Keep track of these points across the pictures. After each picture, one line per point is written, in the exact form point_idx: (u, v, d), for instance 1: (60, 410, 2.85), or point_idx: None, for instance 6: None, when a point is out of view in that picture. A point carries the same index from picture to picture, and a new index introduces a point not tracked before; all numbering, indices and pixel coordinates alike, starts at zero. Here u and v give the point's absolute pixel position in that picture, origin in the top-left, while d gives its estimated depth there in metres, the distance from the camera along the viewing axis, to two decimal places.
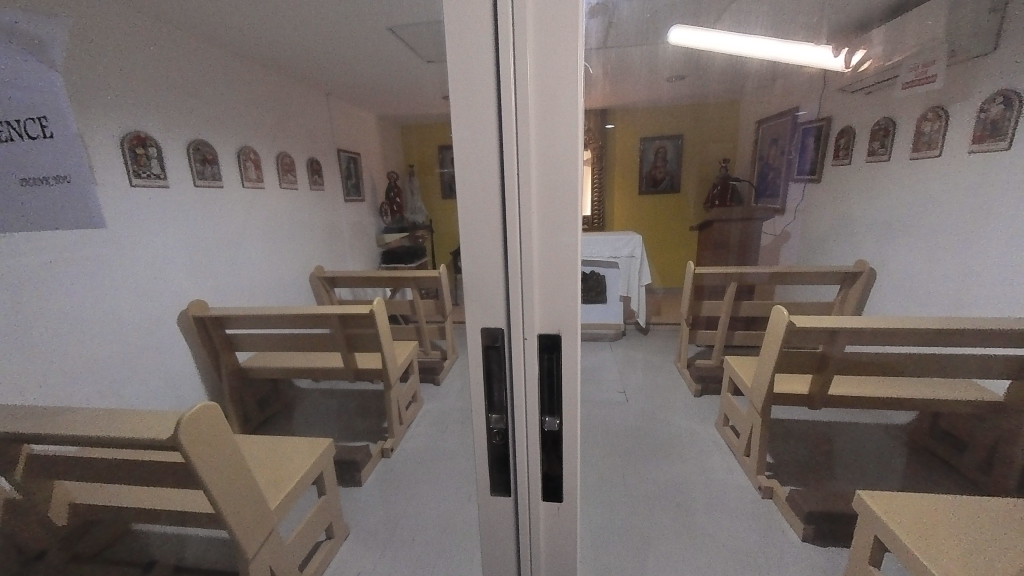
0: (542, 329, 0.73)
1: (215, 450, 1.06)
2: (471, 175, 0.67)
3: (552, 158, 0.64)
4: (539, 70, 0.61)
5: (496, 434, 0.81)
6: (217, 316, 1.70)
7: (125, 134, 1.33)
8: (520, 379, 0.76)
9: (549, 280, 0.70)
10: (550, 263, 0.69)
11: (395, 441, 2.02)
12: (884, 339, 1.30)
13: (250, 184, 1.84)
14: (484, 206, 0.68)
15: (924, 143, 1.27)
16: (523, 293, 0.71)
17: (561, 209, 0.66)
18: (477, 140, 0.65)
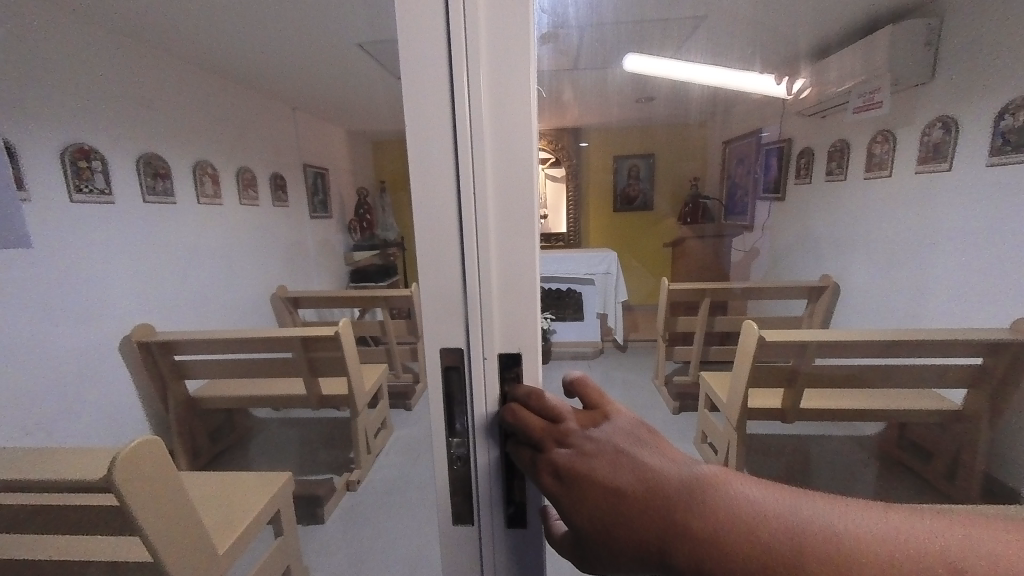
0: (504, 348, 0.69)
1: (155, 491, 0.94)
2: (425, 187, 0.63)
3: (507, 170, 0.62)
4: (492, 81, 0.59)
5: (457, 463, 0.76)
6: (163, 341, 1.55)
7: (65, 148, 1.31)
8: (482, 400, 0.71)
9: (508, 298, 0.67)
10: (508, 279, 0.66)
11: (361, 472, 1.88)
12: (844, 350, 1.35)
13: (205, 199, 1.70)
14: (442, 220, 0.64)
15: (875, 164, 1.32)
16: (482, 312, 0.67)
17: (517, 225, 0.64)
18: (433, 149, 0.62)
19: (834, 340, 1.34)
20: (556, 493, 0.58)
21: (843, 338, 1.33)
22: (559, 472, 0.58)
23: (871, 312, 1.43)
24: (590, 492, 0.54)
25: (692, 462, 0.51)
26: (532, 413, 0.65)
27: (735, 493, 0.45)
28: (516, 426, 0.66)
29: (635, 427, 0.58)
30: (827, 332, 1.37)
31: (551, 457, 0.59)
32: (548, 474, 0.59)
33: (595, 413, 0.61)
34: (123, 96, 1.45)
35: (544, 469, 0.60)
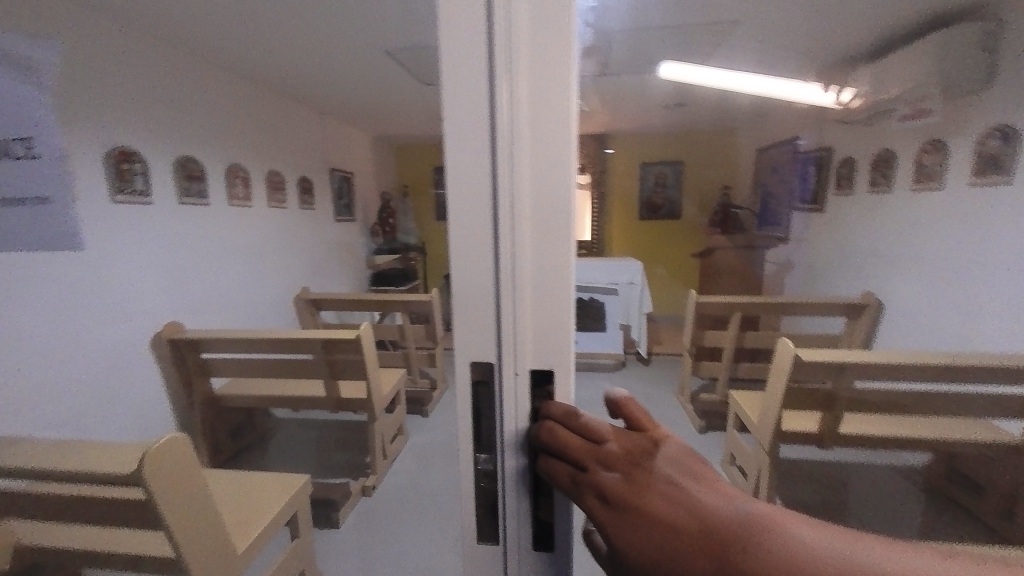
0: (534, 364, 0.66)
1: (181, 487, 0.95)
2: (461, 195, 0.62)
3: (544, 179, 0.60)
4: (533, 86, 0.58)
5: (483, 478, 0.73)
6: (190, 338, 1.56)
7: (108, 151, 1.40)
8: (509, 416, 0.68)
9: (541, 312, 0.64)
10: (542, 293, 0.63)
11: (377, 478, 1.85)
12: (891, 372, 1.25)
13: (237, 202, 1.71)
14: (475, 229, 0.62)
15: (925, 175, 1.28)
16: (514, 326, 0.65)
17: (552, 235, 0.61)
18: (469, 157, 0.60)
19: (871, 360, 1.25)
20: (599, 517, 0.58)
21: (889, 361, 1.23)
22: (607, 494, 0.58)
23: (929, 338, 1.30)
24: (639, 521, 0.54)
25: (744, 499, 0.52)
26: (570, 432, 0.64)
27: (791, 534, 0.45)
28: (552, 445, 0.65)
29: (683, 458, 0.59)
30: (868, 353, 1.27)
31: (595, 481, 0.59)
32: (591, 496, 0.60)
33: (643, 440, 0.60)
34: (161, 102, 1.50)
35: (587, 490, 0.60)
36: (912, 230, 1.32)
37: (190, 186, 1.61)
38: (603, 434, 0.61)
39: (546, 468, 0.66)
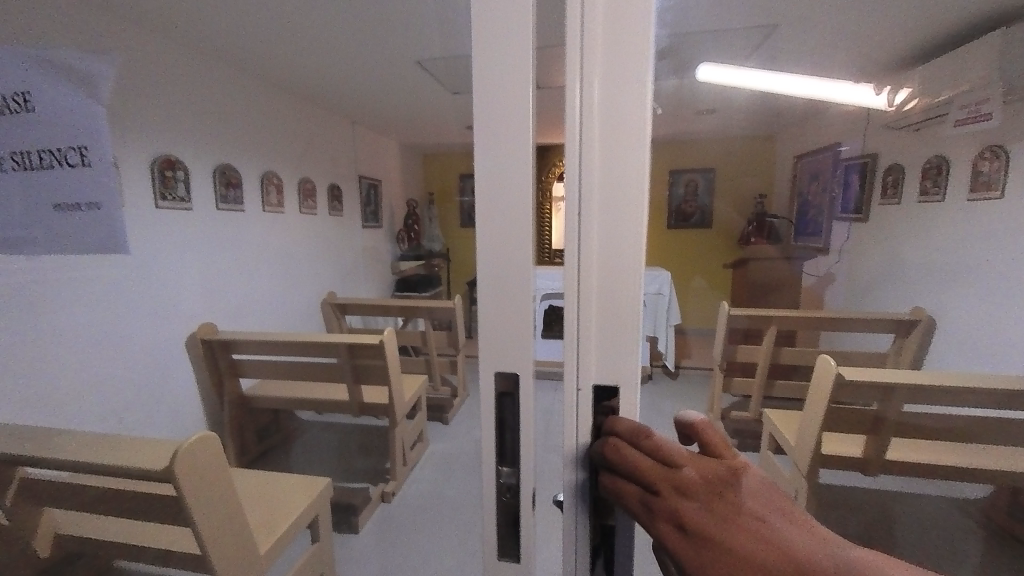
0: (598, 378, 0.62)
1: (208, 485, 0.96)
2: (503, 198, 0.59)
3: (612, 178, 0.56)
4: (606, 86, 0.54)
5: (505, 494, 0.70)
6: (223, 340, 1.60)
7: (154, 158, 1.41)
8: (567, 425, 0.64)
9: (606, 324, 0.60)
10: (609, 299, 0.59)
11: (396, 484, 1.76)
12: (950, 399, 1.15)
13: (270, 208, 1.84)
14: (511, 235, 0.60)
15: (982, 183, 1.20)
16: (578, 338, 0.61)
17: (621, 244, 0.57)
18: (508, 162, 0.58)
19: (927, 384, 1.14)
20: (674, 551, 0.51)
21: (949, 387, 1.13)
22: (683, 527, 0.50)
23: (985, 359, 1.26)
24: (723, 562, 0.47)
25: (852, 557, 0.43)
26: (642, 452, 0.57)
27: None
28: (619, 463, 0.58)
29: (775, 495, 0.50)
30: (920, 375, 1.18)
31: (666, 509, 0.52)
32: (664, 526, 0.53)
33: (723, 466, 0.51)
34: (205, 112, 1.57)
35: (659, 519, 0.53)
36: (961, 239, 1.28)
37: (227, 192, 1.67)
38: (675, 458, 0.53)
39: (612, 488, 0.60)
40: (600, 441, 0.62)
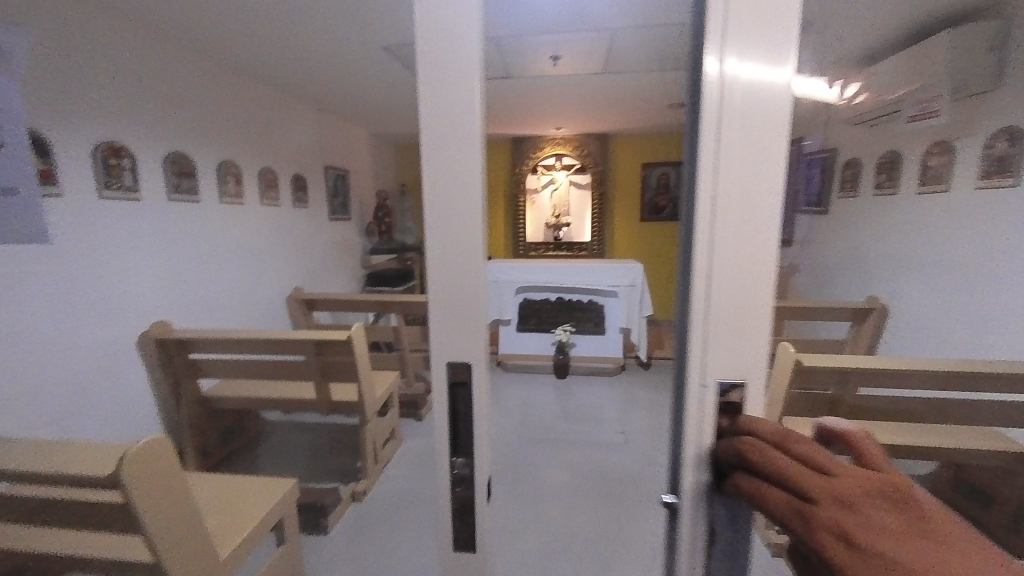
0: (723, 372, 0.51)
1: (162, 487, 0.84)
2: (449, 134, 0.45)
3: (756, 120, 0.46)
4: (741, 8, 0.45)
5: (456, 484, 0.54)
6: (179, 339, 1.43)
7: (97, 144, 1.25)
8: (688, 422, 0.53)
9: (738, 304, 0.49)
10: (740, 274, 0.49)
11: (367, 483, 1.63)
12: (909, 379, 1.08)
13: (227, 199, 1.72)
14: (461, 183, 0.46)
15: (936, 177, 1.09)
16: (700, 322, 0.51)
17: (759, 207, 0.47)
18: (453, 86, 0.44)
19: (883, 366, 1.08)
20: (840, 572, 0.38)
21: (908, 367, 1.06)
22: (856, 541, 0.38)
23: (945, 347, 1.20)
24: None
25: None
26: (786, 455, 0.45)
27: None
28: (756, 466, 0.46)
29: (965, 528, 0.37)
30: (880, 359, 1.10)
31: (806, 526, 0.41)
32: (827, 542, 0.39)
33: (893, 477, 0.39)
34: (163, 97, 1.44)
35: (816, 533, 0.40)
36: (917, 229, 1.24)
37: (178, 181, 1.53)
38: (827, 460, 0.42)
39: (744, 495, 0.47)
40: (728, 440, 0.50)
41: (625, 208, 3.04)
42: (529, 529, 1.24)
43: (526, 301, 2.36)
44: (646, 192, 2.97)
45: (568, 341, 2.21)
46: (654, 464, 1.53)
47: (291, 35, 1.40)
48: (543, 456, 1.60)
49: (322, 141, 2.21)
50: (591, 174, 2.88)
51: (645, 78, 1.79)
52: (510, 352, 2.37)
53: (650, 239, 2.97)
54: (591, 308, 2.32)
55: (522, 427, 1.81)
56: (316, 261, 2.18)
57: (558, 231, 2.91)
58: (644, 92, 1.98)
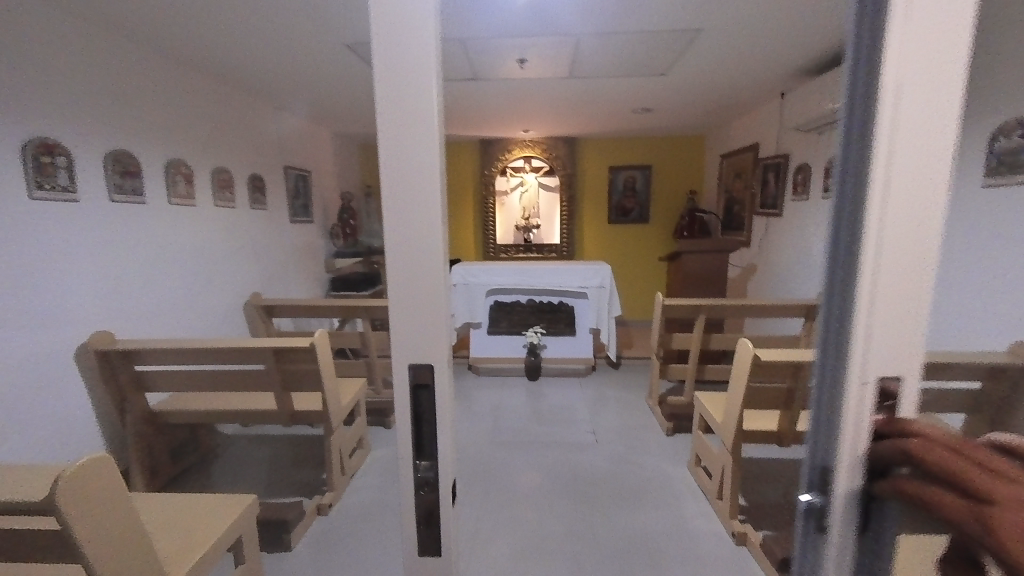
0: (883, 363, 0.32)
1: (121, 512, 0.64)
2: (402, 111, 0.40)
3: None
4: None
5: (419, 489, 0.47)
6: (122, 350, 1.23)
7: (27, 139, 1.10)
8: (852, 345, 0.32)
9: (913, 260, 0.31)
10: (925, 208, 0.30)
11: (334, 495, 1.43)
12: None
13: (178, 199, 1.58)
14: (417, 167, 0.40)
15: None
16: (864, 280, 0.31)
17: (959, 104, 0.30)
18: (406, 58, 0.39)
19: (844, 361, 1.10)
20: None
21: None
22: None
23: None
24: None
25: None
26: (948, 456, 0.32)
27: None
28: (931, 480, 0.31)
29: None
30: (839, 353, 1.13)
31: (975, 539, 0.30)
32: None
33: None
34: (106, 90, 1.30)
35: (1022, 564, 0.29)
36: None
37: (122, 182, 1.37)
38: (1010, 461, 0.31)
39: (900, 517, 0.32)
40: (885, 448, 0.33)
41: (594, 210, 3.00)
42: (504, 536, 1.22)
43: (498, 303, 2.34)
44: (612, 195, 2.96)
45: (539, 343, 2.19)
46: (626, 464, 1.54)
47: (257, 33, 1.36)
48: (516, 460, 1.59)
49: (279, 140, 2.13)
50: (559, 177, 2.90)
51: (609, 84, 1.83)
52: (480, 356, 2.36)
53: (615, 240, 3.03)
54: (561, 309, 2.31)
55: (494, 432, 1.78)
56: (273, 265, 2.08)
57: (527, 233, 2.95)
58: (609, 98, 2.02)
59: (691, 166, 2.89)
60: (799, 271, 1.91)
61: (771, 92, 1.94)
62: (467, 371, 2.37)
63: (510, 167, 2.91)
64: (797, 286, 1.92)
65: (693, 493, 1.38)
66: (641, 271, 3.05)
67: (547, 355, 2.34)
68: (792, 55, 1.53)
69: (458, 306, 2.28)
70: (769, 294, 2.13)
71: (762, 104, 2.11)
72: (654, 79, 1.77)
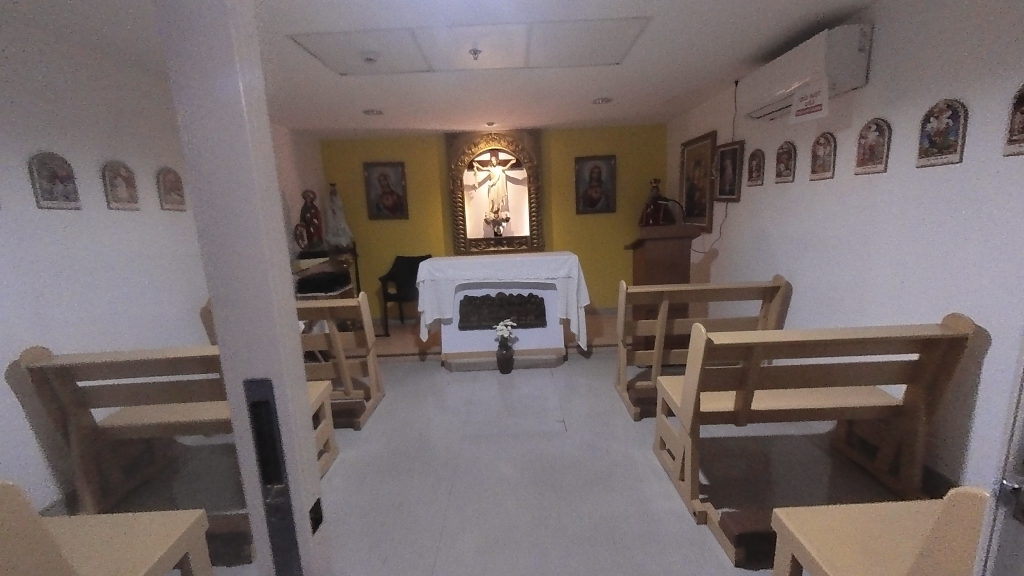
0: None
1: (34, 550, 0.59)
2: (206, 96, 0.35)
3: None
4: None
5: (278, 516, 0.42)
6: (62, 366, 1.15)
7: None
8: None
9: None
10: None
11: None
12: (812, 350, 1.17)
13: (118, 205, 1.32)
14: (230, 161, 0.36)
15: (819, 165, 1.57)
16: None
17: None
18: (204, 29, 0.34)
19: (789, 341, 1.13)
20: None
21: (813, 338, 1.14)
22: None
23: (839, 311, 1.50)
24: None
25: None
26: None
27: None
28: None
29: None
30: (785, 333, 1.17)
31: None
32: None
33: None
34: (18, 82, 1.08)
35: None
36: (836, 213, 1.50)
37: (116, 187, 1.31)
38: None
39: None
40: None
41: (562, 201, 3.00)
42: (473, 531, 1.22)
43: (467, 298, 2.34)
44: (578, 186, 2.98)
45: (509, 336, 2.20)
46: (594, 451, 1.57)
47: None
48: (486, 452, 1.60)
49: None
50: (526, 169, 2.90)
51: (566, 74, 1.83)
52: (452, 350, 2.35)
53: (584, 231, 3.05)
54: (530, 301, 2.32)
55: (464, 426, 1.79)
56: None
57: (497, 226, 2.94)
58: (568, 88, 2.02)
59: (654, 155, 2.93)
60: (756, 254, 1.97)
61: (725, 80, 1.98)
62: (438, 367, 2.37)
63: (477, 161, 2.89)
64: (754, 269, 1.99)
65: (657, 475, 1.42)
66: (610, 259, 3.09)
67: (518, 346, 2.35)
68: (744, 41, 1.56)
69: (426, 305, 2.26)
70: (729, 277, 2.20)
71: (718, 92, 2.16)
72: (610, 68, 1.78)
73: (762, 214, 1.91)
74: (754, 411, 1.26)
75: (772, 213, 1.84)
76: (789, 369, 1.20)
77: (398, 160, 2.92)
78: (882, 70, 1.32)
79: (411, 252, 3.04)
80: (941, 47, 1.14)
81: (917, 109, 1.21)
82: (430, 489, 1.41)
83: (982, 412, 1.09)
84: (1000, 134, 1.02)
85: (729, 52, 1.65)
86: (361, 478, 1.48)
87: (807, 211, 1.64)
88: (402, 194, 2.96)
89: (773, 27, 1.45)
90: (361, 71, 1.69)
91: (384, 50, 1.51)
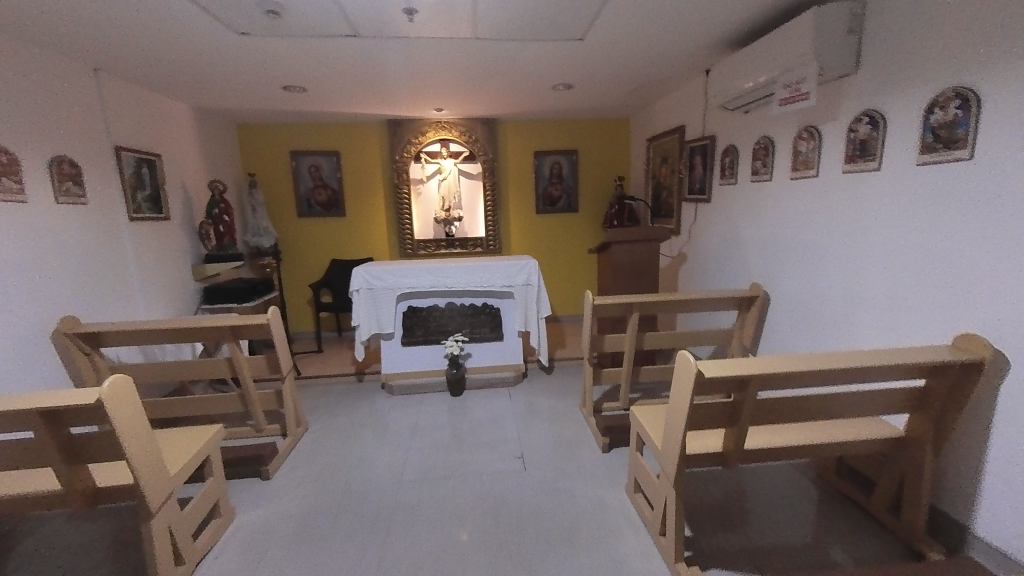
0: None
1: None
2: None
3: None
4: None
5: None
6: None
7: None
8: None
9: None
10: None
11: None
12: (814, 381, 0.98)
13: None
14: None
15: (802, 162, 1.42)
16: None
17: None
18: None
19: (791, 370, 0.94)
20: None
21: (817, 367, 0.95)
22: None
23: (825, 325, 1.35)
24: None
25: None
26: None
27: None
28: None
29: None
30: (782, 361, 0.97)
31: None
32: None
33: None
34: None
35: None
36: (821, 216, 1.35)
37: None
38: None
39: None
40: None
41: (519, 199, 2.75)
42: None
43: (410, 310, 2.02)
44: (538, 183, 2.74)
45: (460, 353, 1.92)
46: (558, 495, 1.32)
47: None
48: (430, 502, 1.31)
49: (101, 111, 1.62)
50: (480, 163, 2.62)
51: (523, 50, 1.57)
52: (395, 371, 2.03)
53: (543, 232, 2.82)
54: (484, 312, 2.05)
55: (404, 466, 1.48)
56: (100, 277, 1.58)
57: (448, 226, 2.64)
58: (523, 69, 1.77)
59: (618, 152, 2.75)
60: (729, 259, 1.82)
61: (695, 68, 1.81)
62: (378, 390, 2.04)
63: (425, 152, 2.57)
64: (727, 276, 1.83)
65: (633, 526, 1.19)
66: (571, 264, 2.88)
67: (472, 364, 2.07)
68: (718, 21, 1.39)
69: (362, 318, 1.92)
70: (699, 285, 2.04)
71: (687, 82, 1.99)
72: (572, 45, 1.54)
73: (735, 216, 1.76)
74: (746, 450, 1.06)
75: (748, 213, 1.69)
76: (788, 401, 1.02)
77: (334, 149, 2.55)
78: (873, 56, 1.17)
79: (351, 255, 2.68)
80: (948, 25, 0.99)
81: (917, 97, 1.06)
82: (352, 561, 1.10)
83: (1000, 445, 0.95)
84: (1023, 124, 0.86)
85: (705, 32, 1.47)
86: (261, 552, 1.14)
87: (787, 213, 1.49)
88: (338, 189, 2.59)
89: (754, 3, 1.27)
90: (268, 32, 1.35)
91: (292, 2, 1.17)
